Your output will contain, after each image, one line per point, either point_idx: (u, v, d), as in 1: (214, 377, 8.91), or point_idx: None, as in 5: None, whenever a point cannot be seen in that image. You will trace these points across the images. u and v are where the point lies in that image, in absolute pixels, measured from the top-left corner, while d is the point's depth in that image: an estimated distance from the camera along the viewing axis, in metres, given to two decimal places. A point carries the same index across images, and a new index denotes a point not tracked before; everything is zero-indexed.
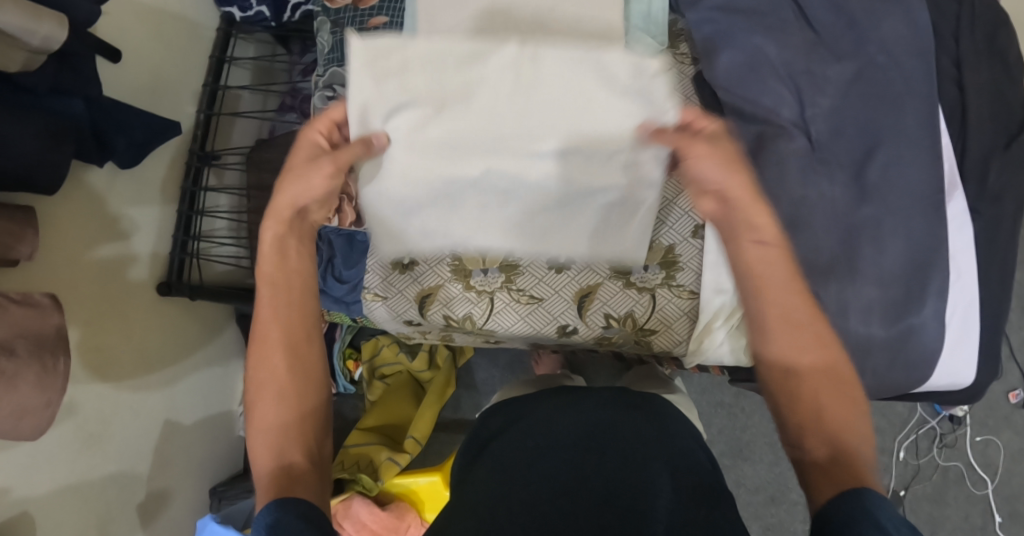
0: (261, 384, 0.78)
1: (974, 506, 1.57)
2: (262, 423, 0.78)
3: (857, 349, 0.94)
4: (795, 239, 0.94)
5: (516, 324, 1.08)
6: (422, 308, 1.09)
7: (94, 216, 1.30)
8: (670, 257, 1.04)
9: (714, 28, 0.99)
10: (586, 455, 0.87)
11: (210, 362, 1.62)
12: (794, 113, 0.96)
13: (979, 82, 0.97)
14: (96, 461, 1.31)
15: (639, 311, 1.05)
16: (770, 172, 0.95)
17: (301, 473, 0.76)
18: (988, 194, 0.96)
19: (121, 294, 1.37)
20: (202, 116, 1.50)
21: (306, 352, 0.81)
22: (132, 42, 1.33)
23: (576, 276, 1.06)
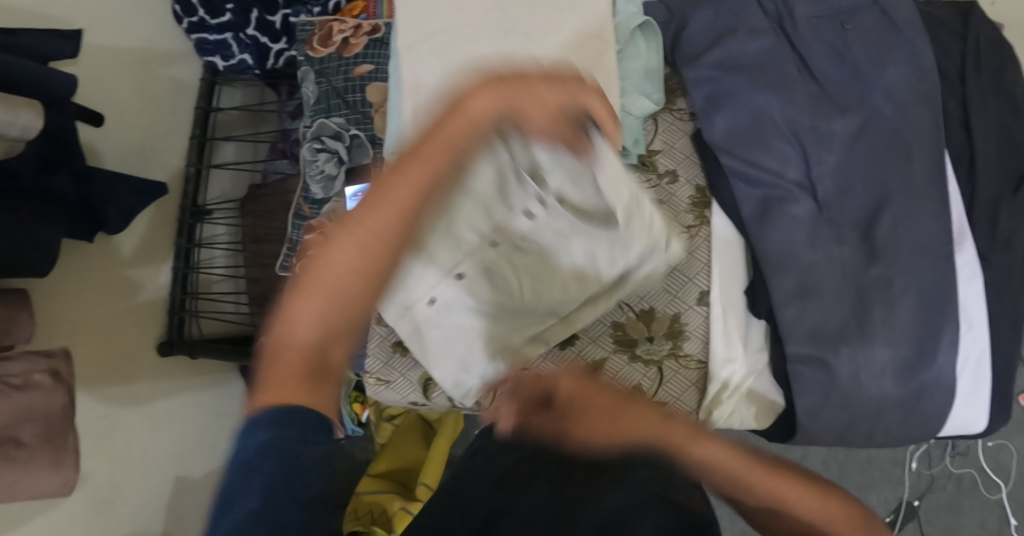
0: (346, 231, 0.57)
1: (990, 512, 1.56)
2: (331, 266, 0.56)
3: (870, 411, 0.93)
4: (804, 307, 0.92)
5: None
6: (424, 391, 1.04)
7: (94, 283, 1.28)
8: (676, 327, 0.97)
9: (714, 88, 0.97)
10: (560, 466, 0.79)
11: (218, 412, 1.60)
12: (800, 172, 0.94)
13: (985, 122, 0.95)
14: (111, 527, 1.30)
15: (647, 384, 0.97)
16: (778, 240, 0.93)
17: (328, 376, 0.57)
18: (999, 240, 0.94)
19: (124, 359, 1.35)
20: (191, 170, 1.45)
21: (418, 223, 0.59)
22: (116, 106, 1.32)
23: (581, 352, 0.98)
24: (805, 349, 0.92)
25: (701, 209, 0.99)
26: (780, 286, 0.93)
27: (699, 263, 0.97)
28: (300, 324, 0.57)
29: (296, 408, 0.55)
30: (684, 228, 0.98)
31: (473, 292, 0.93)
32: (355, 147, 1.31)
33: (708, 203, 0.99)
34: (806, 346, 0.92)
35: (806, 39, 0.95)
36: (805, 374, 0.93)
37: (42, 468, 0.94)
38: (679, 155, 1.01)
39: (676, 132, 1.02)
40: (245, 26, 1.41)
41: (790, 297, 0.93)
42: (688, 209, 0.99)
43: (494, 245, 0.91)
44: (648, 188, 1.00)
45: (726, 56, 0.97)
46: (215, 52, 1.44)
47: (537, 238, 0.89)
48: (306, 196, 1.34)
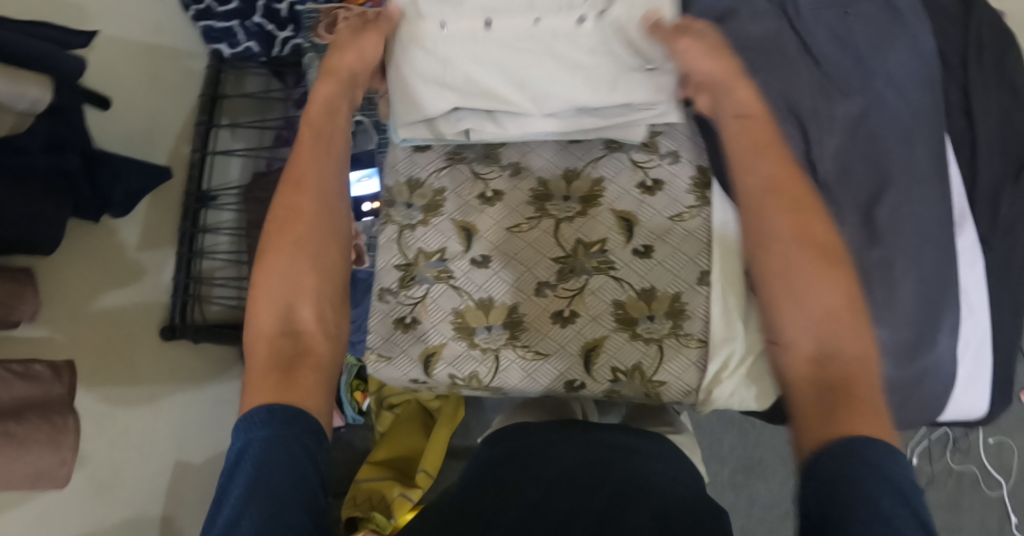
0: (276, 241, 0.82)
1: (993, 511, 1.69)
2: (275, 266, 0.81)
3: None
4: None
5: (525, 385, 0.89)
6: (425, 367, 0.91)
7: (100, 265, 1.29)
8: (677, 305, 0.87)
9: None
10: (565, 477, 0.84)
11: (218, 399, 1.61)
12: (803, 154, 0.94)
13: (985, 109, 0.97)
14: (110, 508, 1.31)
15: (648, 362, 0.87)
16: None
17: (303, 348, 0.78)
18: (1000, 227, 0.96)
19: (125, 340, 1.35)
20: (196, 155, 1.46)
21: (328, 214, 0.85)
22: (125, 89, 1.33)
23: (582, 329, 0.88)
24: None
25: (702, 190, 0.90)
26: None
27: (699, 243, 0.89)
28: (269, 315, 0.80)
29: (292, 392, 0.74)
30: (684, 208, 0.90)
31: (508, 55, 0.88)
32: (361, 134, 1.31)
33: (709, 183, 0.90)
34: None
35: (808, 24, 0.96)
36: None
37: (42, 447, 0.95)
38: (681, 136, 0.92)
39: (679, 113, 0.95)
40: (251, 13, 1.43)
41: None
42: (688, 190, 0.90)
43: (535, 23, 0.86)
44: (648, 168, 0.92)
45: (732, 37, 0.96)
46: (222, 39, 1.46)
47: (563, 45, 0.87)
48: None
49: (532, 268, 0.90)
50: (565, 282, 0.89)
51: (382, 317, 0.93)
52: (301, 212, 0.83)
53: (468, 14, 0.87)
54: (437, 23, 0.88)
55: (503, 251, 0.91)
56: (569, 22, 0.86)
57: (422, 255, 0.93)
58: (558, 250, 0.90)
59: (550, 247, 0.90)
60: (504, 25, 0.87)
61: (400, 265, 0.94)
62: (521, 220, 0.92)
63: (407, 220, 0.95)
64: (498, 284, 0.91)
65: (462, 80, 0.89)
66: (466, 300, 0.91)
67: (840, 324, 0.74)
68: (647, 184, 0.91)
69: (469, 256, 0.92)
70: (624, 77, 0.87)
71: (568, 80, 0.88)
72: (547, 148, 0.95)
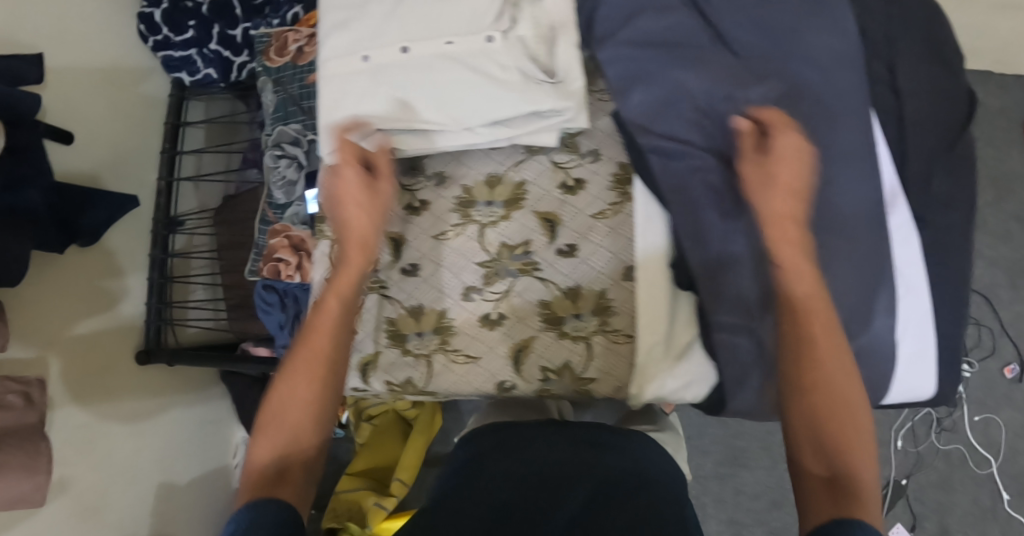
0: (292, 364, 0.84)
1: (982, 488, 1.72)
2: (282, 391, 0.83)
3: None
4: (729, 279, 0.86)
5: (461, 388, 0.92)
6: (362, 375, 0.94)
7: (72, 295, 1.32)
8: (602, 302, 0.91)
9: (630, 66, 0.92)
10: (543, 485, 0.85)
11: (201, 422, 1.64)
12: (718, 142, 0.88)
13: (910, 85, 0.97)
14: (97, 530, 1.33)
15: (577, 360, 0.91)
16: (695, 212, 0.87)
17: (290, 476, 0.80)
18: (929, 201, 0.97)
19: (103, 367, 1.38)
20: (162, 183, 1.49)
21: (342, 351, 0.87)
22: (88, 124, 1.36)
23: (510, 331, 0.92)
24: (736, 319, 0.85)
25: (624, 186, 0.93)
26: (699, 255, 0.86)
27: (621, 239, 0.92)
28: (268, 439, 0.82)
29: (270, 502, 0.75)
30: (606, 205, 0.93)
31: (419, 76, 0.91)
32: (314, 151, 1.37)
33: (630, 179, 0.93)
34: (736, 316, 0.86)
35: (719, 14, 0.92)
36: (731, 346, 0.86)
37: (16, 474, 0.99)
38: (600, 135, 0.95)
39: (599, 112, 0.97)
40: (208, 41, 1.46)
41: (714, 265, 0.85)
42: (611, 186, 0.93)
43: (446, 46, 0.90)
44: (568, 168, 0.94)
45: (640, 33, 0.93)
46: (181, 68, 1.49)
47: (481, 65, 0.89)
48: (270, 202, 1.39)
49: (457, 275, 0.94)
50: (490, 286, 0.93)
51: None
52: (315, 344, 0.85)
53: (388, 45, 0.92)
54: (360, 58, 0.93)
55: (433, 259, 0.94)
56: (477, 41, 0.89)
57: None
58: (483, 255, 0.93)
59: (475, 252, 0.94)
60: (415, 50, 0.91)
61: None
62: (447, 227, 0.95)
63: None
64: (430, 291, 0.94)
65: (376, 104, 0.93)
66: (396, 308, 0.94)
67: (847, 435, 0.77)
68: (568, 184, 0.94)
69: (399, 266, 0.95)
70: (534, 87, 0.88)
71: (477, 97, 0.89)
72: (467, 157, 0.97)
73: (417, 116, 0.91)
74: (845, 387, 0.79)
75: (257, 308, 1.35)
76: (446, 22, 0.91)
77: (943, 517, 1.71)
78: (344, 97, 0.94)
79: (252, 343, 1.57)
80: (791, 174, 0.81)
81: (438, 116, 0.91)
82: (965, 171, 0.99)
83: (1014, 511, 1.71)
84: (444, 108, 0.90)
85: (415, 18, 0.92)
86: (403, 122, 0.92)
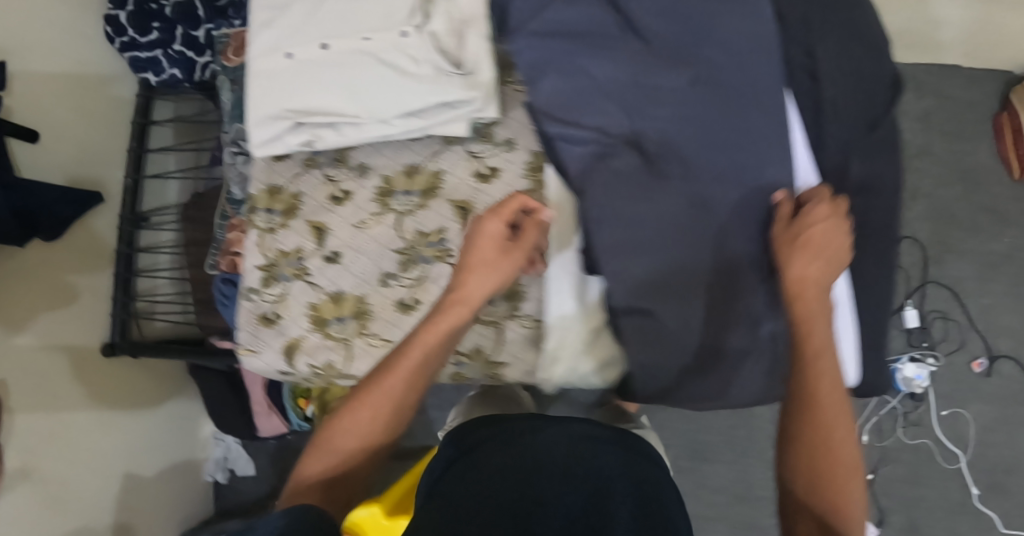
0: (366, 399, 0.90)
1: (950, 482, 1.70)
2: (350, 418, 0.91)
3: (707, 361, 0.95)
4: (628, 258, 0.93)
5: (379, 370, 0.97)
6: (287, 359, 0.98)
7: (40, 288, 1.35)
8: (513, 290, 1.01)
9: (537, 55, 0.96)
10: (525, 478, 0.80)
11: (170, 416, 1.67)
12: (624, 128, 0.94)
13: (829, 69, 0.96)
14: (63, 519, 1.36)
15: (487, 345, 1.02)
16: (603, 193, 0.93)
17: (331, 489, 0.91)
18: (848, 187, 0.97)
19: (67, 361, 1.41)
20: (128, 181, 1.52)
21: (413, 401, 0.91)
22: (54, 123, 1.40)
23: (427, 316, 0.97)
24: (629, 302, 0.94)
25: (537, 174, 0.98)
26: (601, 237, 0.93)
27: None
28: (325, 452, 0.92)
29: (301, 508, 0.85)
30: (518, 192, 0.98)
31: (338, 71, 0.94)
32: None
33: (543, 167, 0.98)
34: (629, 299, 0.94)
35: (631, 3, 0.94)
36: (636, 325, 0.95)
37: None
38: (516, 125, 1.00)
39: (516, 102, 1.01)
40: (173, 42, 1.48)
41: (616, 248, 0.93)
42: (524, 175, 0.98)
43: (364, 41, 0.93)
44: (484, 157, 0.99)
45: (547, 25, 0.96)
46: (147, 68, 1.51)
47: (395, 60, 0.92)
48: (229, 198, 1.42)
49: (376, 261, 0.98)
50: (407, 273, 0.97)
51: (248, 314, 1.01)
52: (392, 389, 0.90)
53: (309, 42, 0.95)
54: (285, 54, 0.96)
55: (352, 247, 0.98)
56: (393, 37, 0.93)
57: (281, 255, 1.00)
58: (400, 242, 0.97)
59: (391, 240, 0.98)
60: (335, 46, 0.94)
61: (263, 266, 1.01)
62: (367, 216, 0.99)
63: (267, 224, 1.02)
64: (350, 278, 0.98)
65: (297, 99, 0.96)
66: (319, 294, 0.98)
67: (844, 488, 0.81)
68: (483, 172, 0.98)
69: (322, 253, 0.99)
70: (445, 80, 0.91)
71: (391, 91, 0.92)
72: (388, 148, 1.00)
73: (335, 110, 0.94)
74: (849, 446, 0.83)
75: (216, 301, 1.42)
76: (364, 19, 0.94)
77: (909, 512, 1.70)
78: (268, 89, 0.96)
79: (219, 339, 1.61)
80: (816, 257, 0.85)
81: (353, 106, 0.93)
82: (885, 156, 0.99)
83: (982, 506, 1.69)
84: (359, 101, 0.93)
85: (336, 15, 0.95)
86: (321, 116, 0.95)
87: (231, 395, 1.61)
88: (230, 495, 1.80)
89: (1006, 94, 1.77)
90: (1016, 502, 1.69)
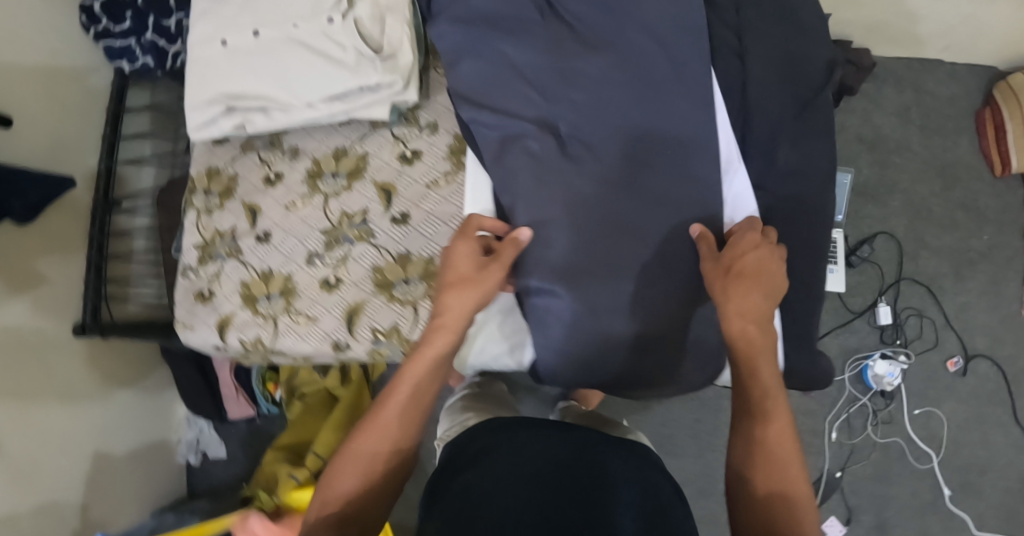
0: (367, 431, 0.89)
1: (922, 482, 1.66)
2: (352, 454, 0.88)
3: (622, 347, 0.95)
4: (545, 240, 0.93)
5: (299, 345, 1.03)
6: (219, 333, 1.06)
7: (10, 270, 1.39)
8: (430, 269, 1.01)
9: (458, 39, 0.96)
10: (532, 483, 0.90)
11: (139, 396, 1.70)
12: (539, 111, 0.95)
13: (755, 51, 0.95)
14: (30, 496, 1.40)
15: (404, 323, 1.00)
16: (518, 176, 0.94)
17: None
18: (775, 170, 0.96)
19: (35, 343, 1.44)
20: (101, 166, 1.57)
21: (412, 426, 0.90)
22: (26, 112, 1.42)
23: (345, 294, 1.03)
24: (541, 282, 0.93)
25: (457, 155, 1.04)
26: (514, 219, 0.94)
27: (451, 207, 1.03)
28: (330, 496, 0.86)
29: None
30: (439, 174, 1.04)
31: (266, 57, 1.01)
32: None
33: (464, 149, 1.04)
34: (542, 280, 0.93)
35: None
36: (542, 305, 0.95)
37: None
38: (440, 108, 1.07)
39: (440, 88, 1.08)
40: (144, 31, 1.53)
41: (527, 230, 0.93)
42: (446, 157, 1.05)
43: (292, 29, 1.00)
44: (409, 140, 1.06)
45: (468, 9, 0.97)
46: (121, 56, 1.56)
47: (319, 46, 0.99)
48: None
49: (302, 241, 1.06)
50: (330, 252, 1.05)
51: (185, 290, 1.10)
52: (389, 417, 0.89)
53: (241, 28, 1.01)
54: (218, 41, 1.02)
55: (281, 227, 1.07)
56: (318, 24, 0.99)
57: (217, 235, 1.10)
58: (326, 222, 1.06)
59: (319, 221, 1.06)
60: (264, 34, 1.01)
61: (201, 245, 1.10)
62: (296, 197, 1.08)
63: (206, 206, 1.12)
64: (279, 257, 1.07)
65: (230, 85, 1.03)
66: (251, 272, 1.07)
67: (792, 503, 0.81)
68: (406, 154, 1.06)
69: (254, 234, 1.08)
70: (364, 65, 0.99)
71: (314, 77, 1.00)
72: (319, 133, 1.10)
73: (264, 95, 1.03)
74: (795, 465, 0.83)
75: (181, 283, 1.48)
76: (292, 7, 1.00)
77: (878, 511, 1.66)
78: (202, 74, 1.03)
79: None
80: (756, 288, 0.85)
81: (284, 93, 1.02)
82: (815, 141, 0.97)
83: (954, 507, 1.65)
84: (287, 87, 1.01)
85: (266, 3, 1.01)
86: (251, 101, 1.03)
87: (200, 379, 1.63)
88: (202, 477, 1.83)
89: (990, 90, 1.74)
90: (988, 504, 1.65)
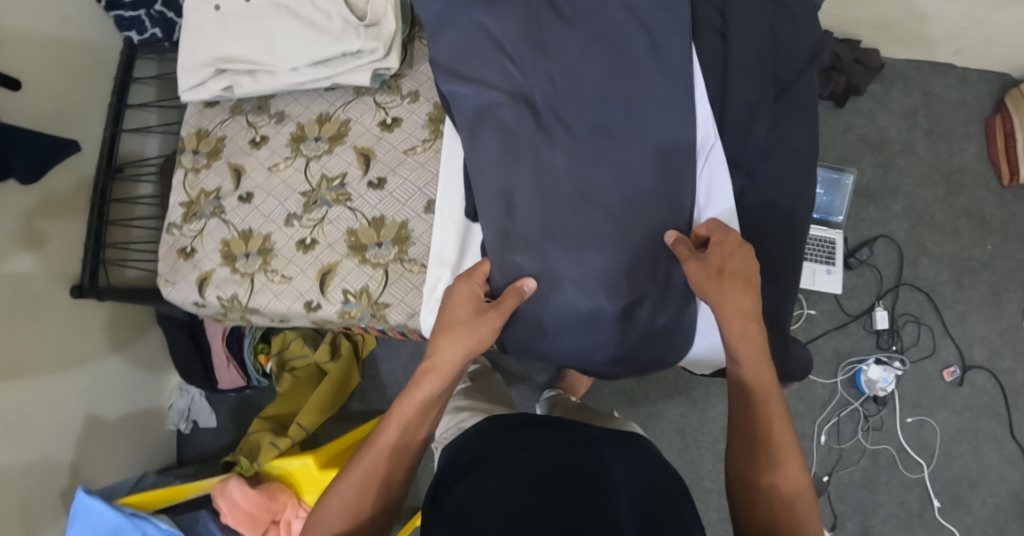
0: (357, 468, 0.89)
1: (911, 492, 1.63)
2: (342, 490, 0.88)
3: (584, 321, 0.96)
4: (510, 207, 0.97)
5: (272, 303, 1.10)
6: (198, 289, 1.14)
7: (9, 226, 1.42)
8: (402, 233, 1.09)
9: (438, 10, 0.98)
10: (526, 484, 0.88)
11: (132, 360, 1.73)
12: (513, 83, 0.96)
13: (738, 28, 0.95)
14: (17, 448, 1.42)
15: (373, 285, 1.08)
16: (489, 144, 0.97)
17: None
18: (751, 149, 0.96)
19: (32, 299, 1.47)
20: (107, 133, 1.61)
21: (403, 464, 0.90)
22: (33, 75, 1.46)
23: (320, 256, 1.10)
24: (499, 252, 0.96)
25: (435, 124, 1.11)
26: (482, 185, 0.97)
27: (427, 173, 1.10)
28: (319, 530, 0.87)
29: None
30: (418, 141, 1.11)
31: (256, 23, 1.09)
32: None
33: (442, 118, 1.11)
34: (498, 250, 0.97)
35: None
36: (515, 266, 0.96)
37: None
38: (421, 78, 1.13)
39: (423, 59, 1.15)
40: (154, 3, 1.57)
41: (490, 198, 0.97)
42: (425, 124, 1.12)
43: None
44: (389, 107, 1.13)
45: None
46: (131, 27, 1.60)
47: (305, 13, 1.07)
48: None
49: (282, 203, 1.14)
50: (308, 214, 1.12)
51: (169, 247, 1.17)
52: (378, 453, 0.89)
53: None
54: (212, 7, 1.11)
55: (263, 188, 1.15)
56: None
57: (202, 194, 1.18)
58: (305, 185, 1.13)
59: (299, 183, 1.14)
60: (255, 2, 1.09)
61: (185, 203, 1.18)
62: (279, 160, 1.16)
63: (193, 164, 1.20)
64: (259, 217, 1.14)
65: (221, 48, 1.11)
66: (232, 231, 1.15)
67: (795, 508, 0.83)
68: (386, 121, 1.13)
69: (237, 194, 1.16)
70: (348, 30, 1.06)
71: (298, 41, 1.07)
72: (304, 99, 1.17)
73: (252, 59, 1.10)
74: (797, 468, 0.84)
75: None
76: None
77: (864, 519, 1.63)
78: (196, 39, 1.11)
79: None
80: (745, 289, 0.86)
81: (272, 60, 1.09)
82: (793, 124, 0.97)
83: (943, 520, 1.61)
84: (273, 51, 1.09)
85: None
86: (240, 64, 1.11)
87: (191, 346, 1.65)
88: (192, 447, 1.86)
89: (1000, 98, 1.72)
90: (978, 519, 1.61)
